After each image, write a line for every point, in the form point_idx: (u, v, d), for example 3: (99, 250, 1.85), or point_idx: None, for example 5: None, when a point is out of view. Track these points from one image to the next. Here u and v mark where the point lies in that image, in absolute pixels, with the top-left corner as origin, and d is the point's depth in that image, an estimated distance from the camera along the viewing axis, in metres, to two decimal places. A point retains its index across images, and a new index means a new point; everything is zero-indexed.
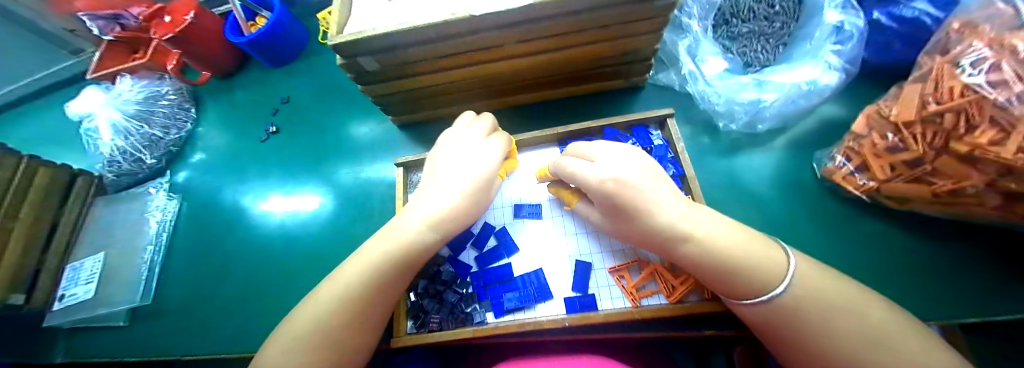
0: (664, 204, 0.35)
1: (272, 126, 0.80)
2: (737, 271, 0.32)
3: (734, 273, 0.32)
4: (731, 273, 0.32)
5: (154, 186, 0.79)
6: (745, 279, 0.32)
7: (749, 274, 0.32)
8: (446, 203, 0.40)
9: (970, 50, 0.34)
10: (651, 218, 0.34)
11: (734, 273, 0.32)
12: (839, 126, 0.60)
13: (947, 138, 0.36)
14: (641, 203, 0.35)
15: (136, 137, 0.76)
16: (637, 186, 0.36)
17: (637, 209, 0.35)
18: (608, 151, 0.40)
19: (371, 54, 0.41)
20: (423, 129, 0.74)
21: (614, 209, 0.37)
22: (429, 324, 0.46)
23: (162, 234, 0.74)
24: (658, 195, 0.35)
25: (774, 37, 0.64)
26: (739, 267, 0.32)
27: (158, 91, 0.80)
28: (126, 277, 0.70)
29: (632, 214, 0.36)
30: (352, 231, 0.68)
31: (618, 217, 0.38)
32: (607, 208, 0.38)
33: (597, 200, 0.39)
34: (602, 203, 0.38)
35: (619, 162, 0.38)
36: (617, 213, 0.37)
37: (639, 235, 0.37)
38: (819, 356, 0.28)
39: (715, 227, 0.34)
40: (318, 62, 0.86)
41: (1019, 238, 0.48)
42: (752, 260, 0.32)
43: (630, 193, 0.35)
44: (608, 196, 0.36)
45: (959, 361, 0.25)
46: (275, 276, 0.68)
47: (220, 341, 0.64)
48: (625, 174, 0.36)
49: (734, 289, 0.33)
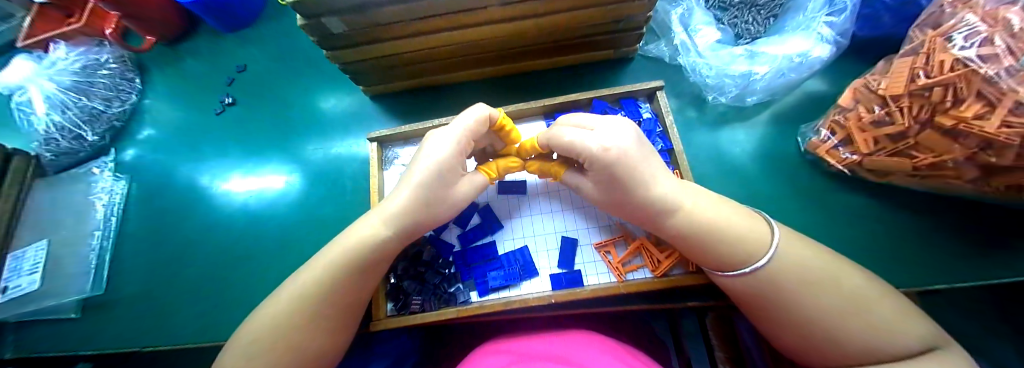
0: (660, 178, 0.33)
1: (228, 98, 0.73)
2: (723, 244, 0.31)
3: (718, 243, 0.31)
4: (717, 245, 0.31)
5: (97, 166, 0.71)
6: (728, 251, 0.31)
7: (732, 245, 0.31)
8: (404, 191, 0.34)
9: (962, 23, 0.32)
10: (648, 192, 0.32)
11: (719, 246, 0.31)
12: (824, 101, 0.60)
13: (932, 111, 0.35)
14: (640, 176, 0.31)
15: (74, 111, 0.67)
16: (638, 159, 0.32)
17: (637, 183, 0.31)
18: (606, 118, 0.34)
19: (336, 14, 0.36)
20: (401, 101, 0.69)
21: (612, 181, 0.32)
22: (410, 306, 0.44)
23: (111, 219, 0.69)
24: (654, 167, 0.33)
25: (765, 8, 0.62)
26: (722, 238, 0.32)
27: (96, 58, 0.70)
28: (71, 267, 0.64)
29: (633, 187, 0.32)
30: (323, 210, 0.64)
31: (615, 189, 0.33)
32: (607, 180, 0.32)
33: (597, 172, 0.33)
34: (600, 175, 0.33)
35: (619, 129, 0.33)
36: (614, 185, 0.33)
37: (636, 208, 0.34)
38: (794, 322, 0.29)
39: (703, 201, 0.34)
40: (279, 27, 0.78)
41: (979, 207, 0.51)
42: (736, 229, 0.32)
43: (631, 164, 0.31)
44: (613, 168, 0.31)
45: (926, 322, 0.26)
46: (240, 260, 0.64)
47: (185, 328, 0.61)
48: (627, 144, 0.31)
49: (718, 262, 0.32)
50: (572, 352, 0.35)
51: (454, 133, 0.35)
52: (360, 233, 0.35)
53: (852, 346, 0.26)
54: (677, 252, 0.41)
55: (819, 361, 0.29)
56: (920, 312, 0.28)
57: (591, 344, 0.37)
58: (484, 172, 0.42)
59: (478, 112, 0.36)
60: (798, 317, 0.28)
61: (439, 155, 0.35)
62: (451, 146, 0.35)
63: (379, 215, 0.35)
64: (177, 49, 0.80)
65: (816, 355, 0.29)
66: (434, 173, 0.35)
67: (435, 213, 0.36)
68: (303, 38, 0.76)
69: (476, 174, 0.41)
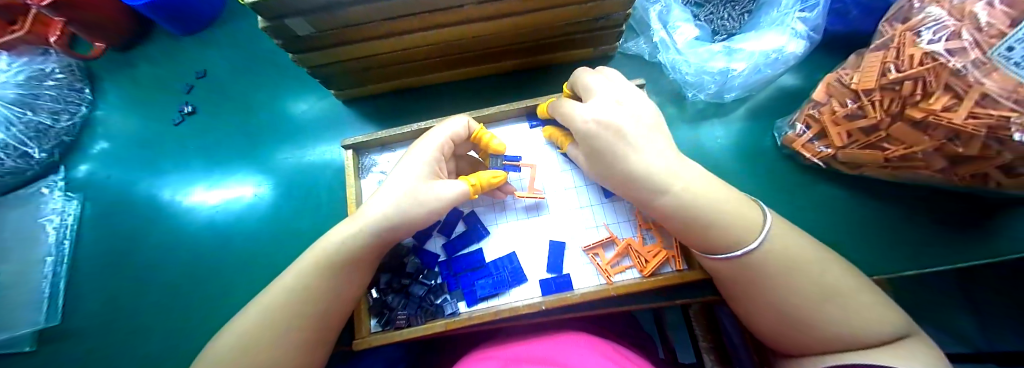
0: (643, 148, 0.33)
1: (187, 106, 0.69)
2: (711, 212, 0.31)
3: (709, 225, 0.31)
4: (705, 226, 0.31)
5: (47, 186, 0.66)
6: (720, 232, 0.30)
7: (726, 225, 0.30)
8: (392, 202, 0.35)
9: (930, 17, 0.32)
10: (622, 160, 0.33)
11: (711, 226, 0.31)
12: (798, 95, 0.61)
13: (903, 104, 0.36)
14: (609, 142, 0.33)
15: (19, 126, 0.60)
16: (618, 135, 0.33)
17: (608, 148, 0.33)
18: (621, 89, 0.36)
19: (298, 16, 0.33)
20: (377, 104, 0.67)
21: (594, 150, 0.35)
22: (395, 321, 0.42)
23: (65, 243, 0.64)
24: (633, 133, 0.33)
25: (740, 4, 0.63)
26: (717, 209, 0.31)
27: (42, 68, 0.64)
28: (24, 297, 0.59)
29: (608, 157, 0.34)
30: (298, 224, 0.61)
31: (596, 158, 0.36)
32: (588, 150, 0.36)
33: (581, 143, 0.37)
34: (587, 145, 0.36)
35: (609, 109, 0.34)
36: (595, 156, 0.36)
37: (619, 182, 0.34)
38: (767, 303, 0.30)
39: (696, 180, 0.32)
40: (242, 28, 0.73)
41: (944, 194, 0.53)
42: (730, 211, 0.31)
43: (618, 134, 0.33)
44: (589, 137, 0.35)
45: (896, 315, 0.27)
46: (208, 281, 0.60)
47: (153, 352, 0.58)
48: (608, 115, 0.34)
49: (707, 242, 0.32)
50: (562, 352, 0.35)
51: (436, 142, 0.39)
52: (342, 239, 0.34)
53: (822, 333, 0.27)
54: (663, 251, 0.42)
55: (789, 344, 0.30)
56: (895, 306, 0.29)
57: (579, 342, 0.37)
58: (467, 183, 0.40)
59: (439, 141, 0.39)
60: (774, 297, 0.29)
61: (419, 173, 0.37)
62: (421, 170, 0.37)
63: (369, 223, 0.35)
64: (133, 56, 0.74)
65: (787, 337, 0.30)
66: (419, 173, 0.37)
67: (430, 214, 0.36)
68: (268, 42, 0.72)
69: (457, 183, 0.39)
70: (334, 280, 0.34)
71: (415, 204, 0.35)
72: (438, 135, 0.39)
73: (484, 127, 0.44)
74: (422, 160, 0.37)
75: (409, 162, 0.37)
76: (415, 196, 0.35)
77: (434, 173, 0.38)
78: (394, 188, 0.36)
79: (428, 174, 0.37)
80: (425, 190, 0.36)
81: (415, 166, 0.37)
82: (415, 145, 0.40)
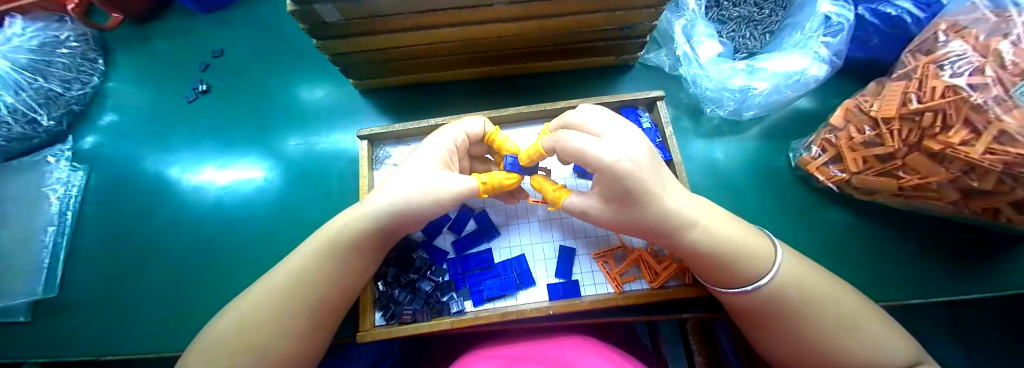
0: (669, 187, 0.32)
1: (201, 85, 0.69)
2: (734, 249, 0.32)
3: (730, 260, 0.32)
4: (727, 262, 0.32)
5: (52, 155, 0.65)
6: (739, 267, 0.32)
7: (747, 260, 0.32)
8: (412, 191, 0.35)
9: (954, 52, 0.33)
10: (659, 203, 0.31)
11: (732, 260, 0.32)
12: (812, 118, 0.61)
13: (921, 136, 0.37)
14: (644, 184, 0.30)
15: (28, 92, 0.60)
16: (655, 174, 0.31)
17: (644, 191, 0.30)
18: (614, 123, 0.33)
19: (332, 1, 0.33)
20: (393, 96, 0.66)
21: (626, 198, 0.31)
22: (400, 315, 0.41)
23: (67, 213, 0.63)
24: (657, 171, 0.31)
25: (762, 24, 0.64)
26: (737, 247, 0.32)
27: (56, 36, 0.64)
28: (22, 265, 0.59)
29: (645, 199, 0.30)
30: (303, 212, 0.61)
31: (627, 204, 0.32)
32: (615, 192, 0.31)
33: (605, 183, 0.31)
34: (614, 192, 0.31)
35: (635, 145, 0.31)
36: (624, 200, 0.31)
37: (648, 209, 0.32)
38: (796, 335, 0.31)
39: (715, 217, 0.34)
40: (262, 9, 0.73)
41: (954, 225, 0.53)
42: (748, 248, 0.33)
43: (648, 178, 0.30)
44: (626, 179, 0.29)
45: (910, 344, 0.29)
46: (211, 262, 0.60)
47: (149, 330, 0.57)
48: (636, 150, 0.30)
49: (728, 276, 0.33)
50: (566, 356, 0.35)
51: (452, 134, 0.39)
52: (360, 228, 0.35)
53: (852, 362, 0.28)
54: (676, 263, 0.42)
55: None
56: (899, 335, 0.30)
57: (583, 346, 0.38)
58: (478, 181, 0.37)
59: (458, 133, 0.40)
60: (797, 321, 0.31)
61: (434, 161, 0.37)
62: (438, 161, 0.38)
63: (371, 208, 0.35)
64: (148, 28, 0.74)
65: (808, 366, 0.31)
66: (437, 159, 0.38)
67: (433, 202, 0.35)
68: (291, 25, 0.72)
69: (468, 178, 0.37)
70: (339, 264, 0.35)
71: (420, 190, 0.35)
72: (449, 132, 0.39)
73: (499, 129, 0.44)
74: (437, 149, 0.38)
75: (425, 150, 0.38)
76: (439, 193, 0.35)
77: (450, 167, 0.39)
78: (411, 179, 0.36)
79: (439, 162, 0.38)
80: (435, 177, 0.35)
81: (434, 152, 0.38)
82: (424, 142, 0.40)
